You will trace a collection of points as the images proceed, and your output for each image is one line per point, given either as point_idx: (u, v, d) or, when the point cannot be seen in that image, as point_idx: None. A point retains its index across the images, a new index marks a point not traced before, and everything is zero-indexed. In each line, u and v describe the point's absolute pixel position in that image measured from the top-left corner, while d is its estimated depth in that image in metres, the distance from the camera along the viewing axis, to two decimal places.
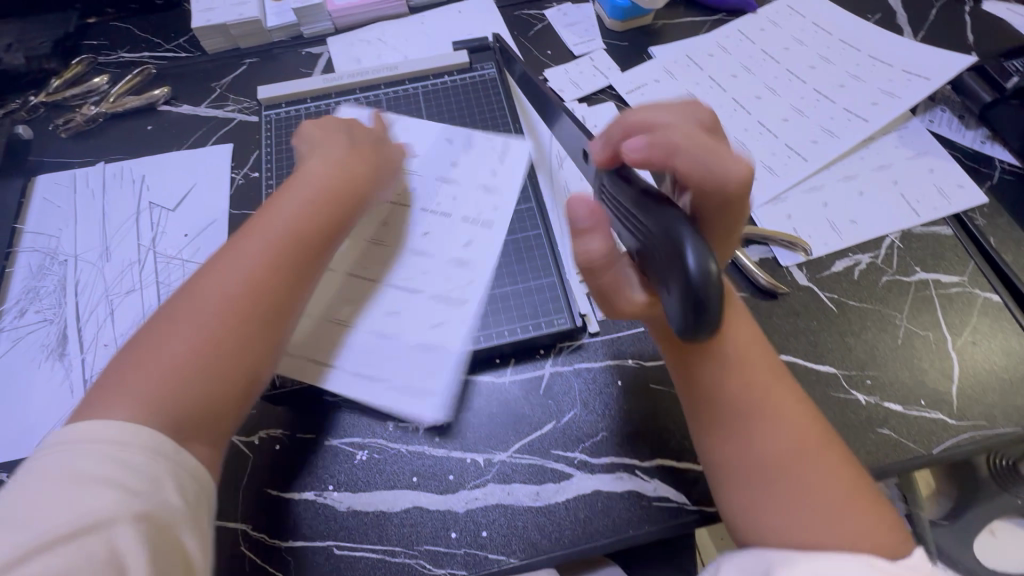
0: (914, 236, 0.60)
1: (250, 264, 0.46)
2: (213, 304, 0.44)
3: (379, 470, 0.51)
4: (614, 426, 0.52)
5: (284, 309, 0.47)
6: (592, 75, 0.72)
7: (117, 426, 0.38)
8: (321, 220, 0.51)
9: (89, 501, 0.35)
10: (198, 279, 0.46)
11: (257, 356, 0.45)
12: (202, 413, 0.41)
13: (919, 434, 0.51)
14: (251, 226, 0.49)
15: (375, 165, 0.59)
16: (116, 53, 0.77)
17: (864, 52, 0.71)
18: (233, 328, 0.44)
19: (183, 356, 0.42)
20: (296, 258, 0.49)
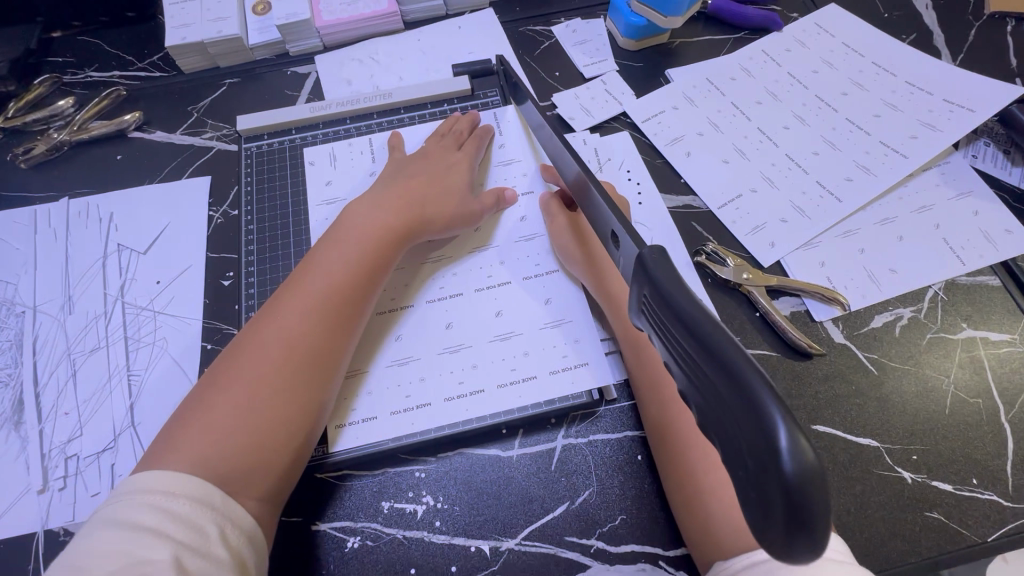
0: (959, 287, 0.55)
1: (295, 314, 0.47)
2: (262, 356, 0.45)
3: (374, 559, 0.46)
4: (635, 509, 0.47)
5: (328, 358, 0.46)
6: (604, 101, 0.66)
7: (169, 479, 0.38)
8: (366, 265, 0.50)
9: (144, 551, 0.35)
10: (249, 332, 0.47)
11: (305, 404, 0.45)
12: (248, 469, 0.41)
13: (972, 518, 0.46)
14: (297, 276, 0.49)
15: (433, 186, 0.56)
16: (82, 72, 0.71)
17: (900, 78, 0.65)
18: (277, 381, 0.44)
19: (228, 416, 0.42)
20: (341, 308, 0.48)
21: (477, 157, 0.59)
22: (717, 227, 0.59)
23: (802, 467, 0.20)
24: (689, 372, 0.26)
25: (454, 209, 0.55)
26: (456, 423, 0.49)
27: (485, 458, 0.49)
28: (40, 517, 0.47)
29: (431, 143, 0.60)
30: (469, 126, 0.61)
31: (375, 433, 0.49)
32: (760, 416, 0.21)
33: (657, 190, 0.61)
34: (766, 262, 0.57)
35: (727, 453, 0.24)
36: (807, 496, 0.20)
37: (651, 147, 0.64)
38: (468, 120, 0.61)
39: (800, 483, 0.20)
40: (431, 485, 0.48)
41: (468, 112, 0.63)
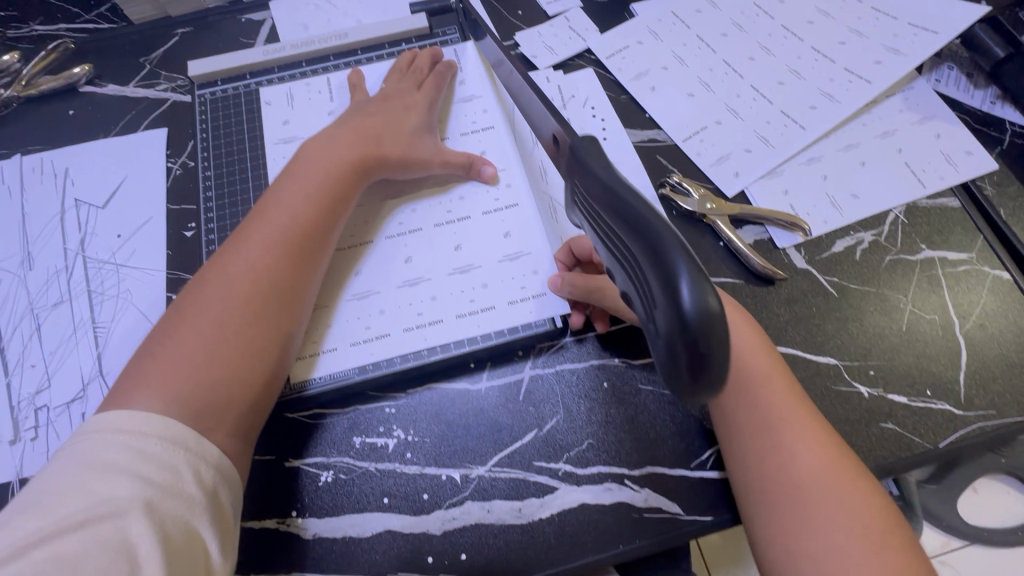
0: (919, 210, 0.56)
1: (256, 254, 0.46)
2: (225, 291, 0.45)
3: (347, 491, 0.47)
4: (601, 432, 0.48)
5: (293, 295, 0.47)
6: (568, 38, 0.65)
7: (139, 418, 0.38)
8: (325, 204, 0.50)
9: (109, 490, 0.35)
10: (211, 273, 0.46)
11: (273, 339, 0.45)
12: (219, 406, 0.41)
13: (925, 427, 0.48)
14: (255, 216, 0.49)
15: (391, 125, 0.54)
16: (27, 26, 0.68)
17: (866, 4, 0.64)
18: (243, 314, 0.44)
19: (195, 349, 0.42)
20: (303, 244, 0.48)
21: (435, 97, 0.58)
22: (682, 160, 0.59)
23: (703, 307, 0.24)
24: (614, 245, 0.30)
25: (411, 149, 0.54)
26: (423, 358, 0.50)
27: (453, 391, 0.50)
28: (14, 467, 0.47)
29: (391, 83, 0.58)
30: (430, 63, 0.60)
31: (343, 371, 0.49)
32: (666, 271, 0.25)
33: (622, 125, 0.60)
34: (730, 193, 0.57)
35: (645, 312, 0.29)
36: (709, 332, 0.24)
37: (616, 83, 0.63)
38: (429, 57, 0.60)
39: (700, 321, 0.24)
40: (402, 419, 0.49)
41: (431, 47, 0.62)
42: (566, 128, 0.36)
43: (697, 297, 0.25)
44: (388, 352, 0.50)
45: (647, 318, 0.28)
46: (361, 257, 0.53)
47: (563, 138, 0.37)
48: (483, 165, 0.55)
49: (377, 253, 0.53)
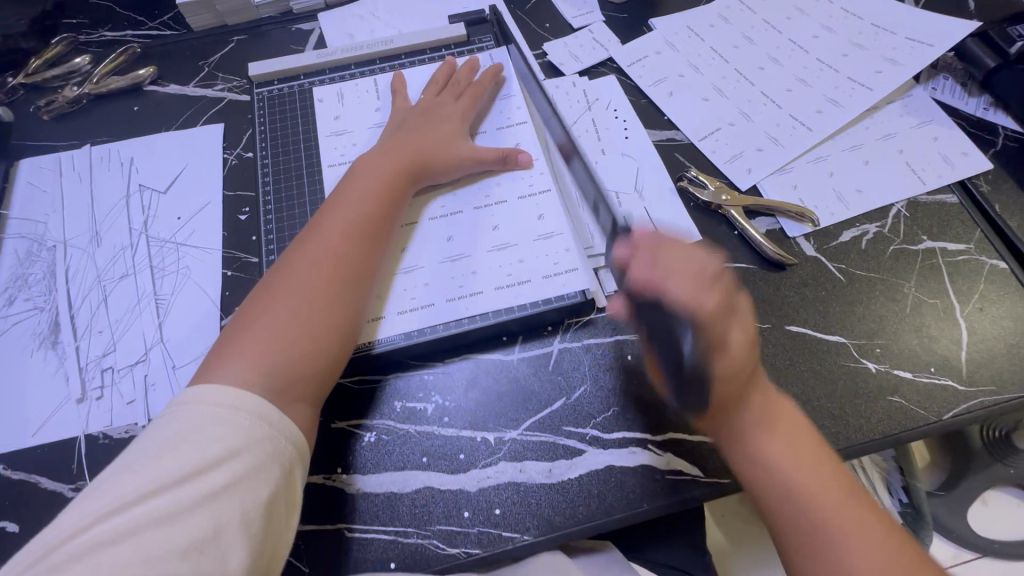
0: (920, 204, 0.60)
1: (328, 247, 0.50)
2: (302, 279, 0.48)
3: (389, 451, 0.50)
4: (626, 401, 0.52)
5: (361, 284, 0.50)
6: (592, 48, 0.71)
7: (228, 393, 0.42)
8: (384, 205, 0.54)
9: (199, 455, 0.38)
10: (284, 264, 0.50)
11: (345, 323, 0.49)
12: (299, 384, 0.45)
13: (930, 401, 0.51)
14: (321, 214, 0.53)
15: (432, 135, 0.59)
16: (96, 32, 0.74)
17: (866, 20, 0.70)
18: (321, 297, 0.48)
19: (280, 326, 0.46)
20: (368, 240, 0.52)
21: (469, 107, 0.62)
22: (697, 157, 0.63)
23: None
24: None
25: (450, 152, 0.59)
26: (464, 326, 0.53)
27: (489, 361, 0.54)
28: (81, 423, 0.51)
29: (429, 96, 0.63)
30: (468, 75, 0.65)
31: (390, 336, 0.53)
32: None
33: (642, 126, 0.65)
34: (743, 187, 0.61)
35: None
36: None
37: (636, 88, 0.68)
38: (468, 69, 0.65)
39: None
40: (440, 386, 0.53)
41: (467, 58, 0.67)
42: None
43: None
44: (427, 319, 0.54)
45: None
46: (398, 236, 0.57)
47: None
48: (518, 155, 0.60)
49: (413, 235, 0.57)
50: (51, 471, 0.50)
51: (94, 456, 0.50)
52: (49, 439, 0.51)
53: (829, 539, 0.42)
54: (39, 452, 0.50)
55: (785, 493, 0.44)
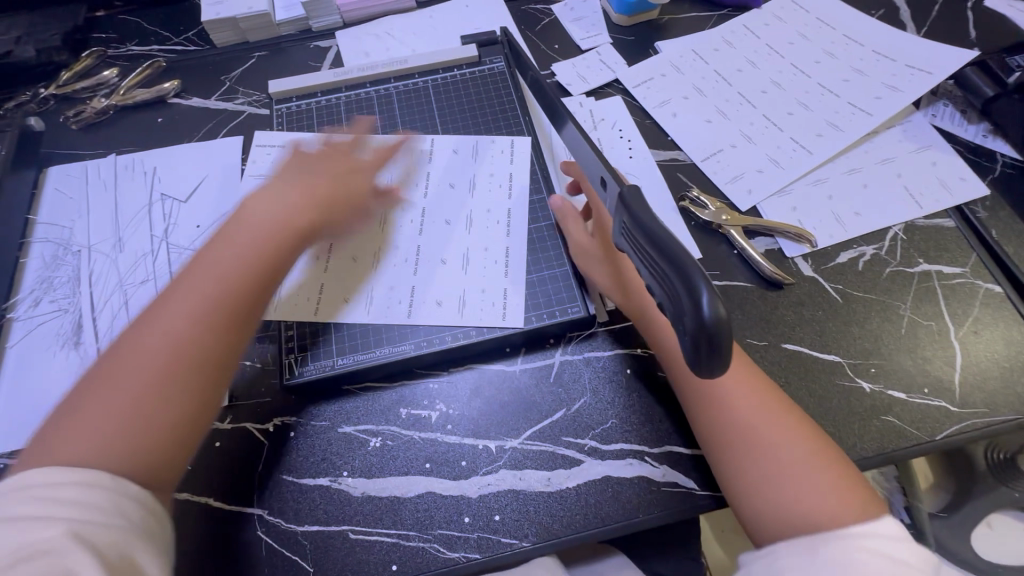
0: (917, 228, 0.61)
1: (187, 311, 0.44)
2: (161, 347, 0.43)
3: (393, 456, 0.52)
4: (625, 414, 0.53)
5: (223, 358, 0.45)
6: (599, 69, 0.73)
7: (62, 469, 0.37)
8: (241, 263, 0.48)
9: (36, 533, 0.33)
10: (146, 324, 0.44)
11: (203, 402, 0.43)
12: (154, 467, 0.40)
13: (923, 421, 0.52)
14: (193, 267, 0.47)
15: (287, 188, 0.55)
16: (125, 46, 0.78)
17: (867, 47, 0.72)
18: (187, 377, 0.42)
19: (114, 411, 0.40)
20: (238, 306, 0.46)
21: (438, 181, 0.59)
22: (699, 178, 0.65)
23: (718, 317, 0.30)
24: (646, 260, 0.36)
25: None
26: (471, 337, 0.55)
27: (493, 372, 0.55)
28: None
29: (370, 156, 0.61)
30: (399, 134, 0.63)
31: (399, 346, 0.55)
32: (691, 284, 0.31)
33: (646, 146, 0.67)
34: (744, 207, 0.63)
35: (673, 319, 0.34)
36: (721, 332, 0.30)
37: (641, 109, 0.70)
38: (397, 128, 0.64)
39: (713, 324, 0.30)
40: (445, 395, 0.54)
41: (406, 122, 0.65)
42: (613, 172, 0.43)
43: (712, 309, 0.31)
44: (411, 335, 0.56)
45: (677, 320, 0.33)
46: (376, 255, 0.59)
47: (611, 179, 0.44)
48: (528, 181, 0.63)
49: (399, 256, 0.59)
50: None
51: None
52: None
53: (757, 454, 0.46)
54: None
55: (734, 412, 0.48)
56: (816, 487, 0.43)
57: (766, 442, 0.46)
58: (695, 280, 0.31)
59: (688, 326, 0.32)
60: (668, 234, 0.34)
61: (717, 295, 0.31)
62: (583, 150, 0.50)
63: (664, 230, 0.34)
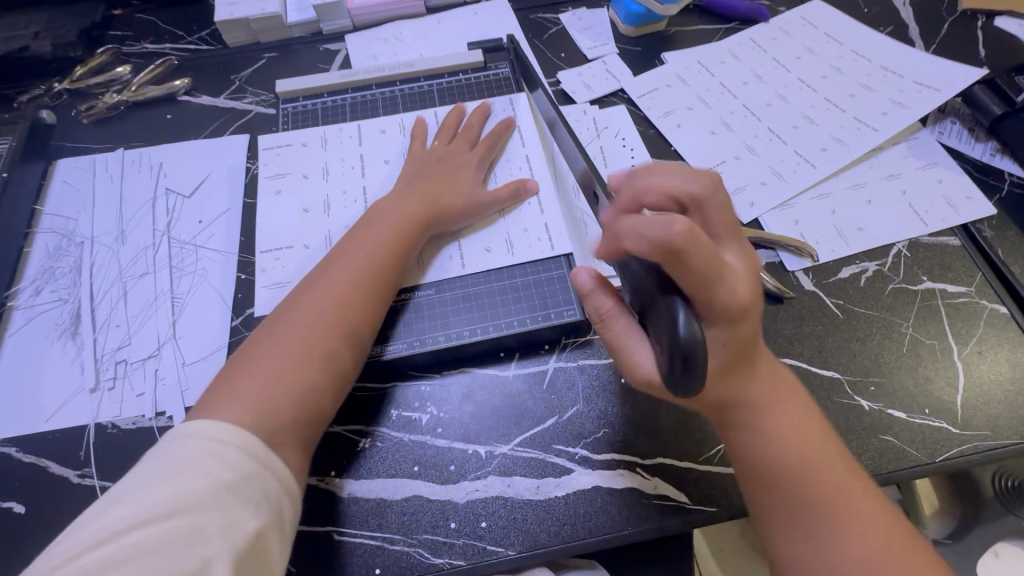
0: (921, 245, 0.60)
1: (335, 297, 0.50)
2: (310, 326, 0.48)
3: (381, 458, 0.51)
4: (616, 424, 0.52)
5: (367, 335, 0.50)
6: (604, 79, 0.73)
7: (220, 426, 0.41)
8: (395, 251, 0.54)
9: (186, 487, 0.36)
10: (291, 307, 0.50)
11: (348, 369, 0.48)
12: (295, 426, 0.45)
13: (923, 442, 0.51)
14: (338, 259, 0.53)
15: (445, 183, 0.60)
16: (139, 44, 0.79)
17: (875, 63, 0.72)
18: (312, 344, 0.48)
19: (277, 376, 0.46)
20: (380, 290, 0.52)
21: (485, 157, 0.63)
22: None
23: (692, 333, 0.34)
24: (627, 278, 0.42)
25: (461, 203, 0.59)
26: (465, 339, 0.55)
27: (485, 376, 0.55)
28: (92, 411, 0.54)
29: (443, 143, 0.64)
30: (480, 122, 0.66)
31: (395, 345, 0.55)
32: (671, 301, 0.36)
33: (648, 155, 0.67)
34: (745, 219, 0.62)
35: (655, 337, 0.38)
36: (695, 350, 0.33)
37: (645, 119, 0.70)
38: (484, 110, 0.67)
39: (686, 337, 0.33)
40: (435, 397, 0.54)
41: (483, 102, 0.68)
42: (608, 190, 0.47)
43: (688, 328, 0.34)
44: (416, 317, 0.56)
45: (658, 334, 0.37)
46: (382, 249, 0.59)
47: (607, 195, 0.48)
48: (527, 184, 0.62)
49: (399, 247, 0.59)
50: (61, 457, 0.52)
51: (102, 444, 0.52)
52: (61, 426, 0.53)
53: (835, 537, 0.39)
54: (51, 437, 0.53)
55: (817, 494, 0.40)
56: None
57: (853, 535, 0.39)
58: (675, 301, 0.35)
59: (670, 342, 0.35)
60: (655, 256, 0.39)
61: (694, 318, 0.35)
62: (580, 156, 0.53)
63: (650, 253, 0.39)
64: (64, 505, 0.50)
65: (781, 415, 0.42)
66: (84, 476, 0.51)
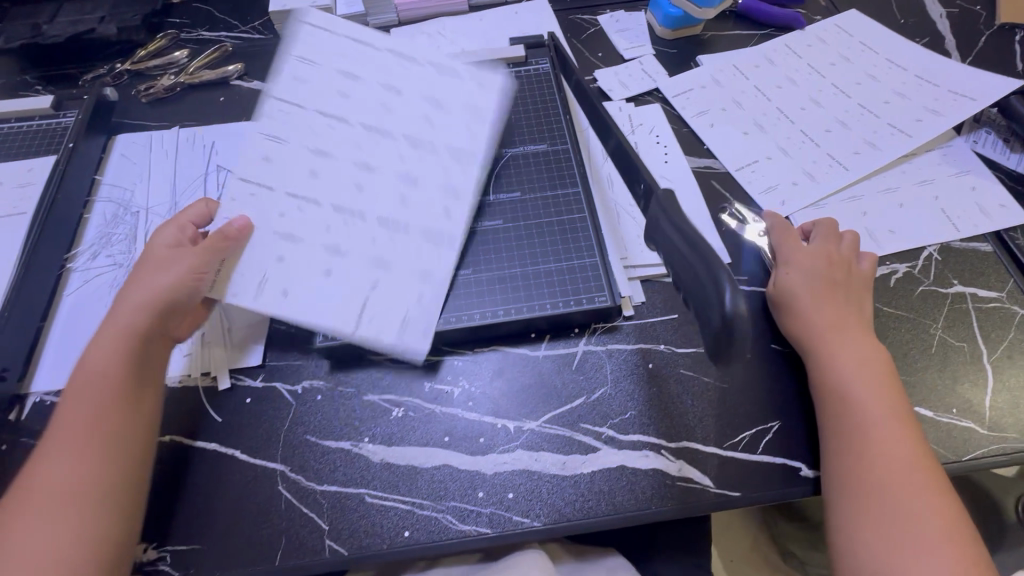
0: (952, 250, 0.61)
1: (75, 444, 0.47)
2: (51, 489, 0.45)
3: (413, 427, 0.53)
4: (643, 407, 0.54)
5: (120, 466, 0.47)
6: (640, 78, 0.75)
7: None
8: (123, 368, 0.50)
9: None
10: (33, 475, 0.46)
11: (112, 507, 0.45)
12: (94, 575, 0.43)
13: (949, 441, 0.51)
14: (64, 413, 0.48)
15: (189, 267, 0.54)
16: (196, 31, 0.83)
17: (910, 72, 0.73)
18: (44, 538, 0.43)
19: (44, 546, 0.43)
20: (115, 420, 0.48)
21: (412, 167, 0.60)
22: (733, 186, 0.66)
23: (736, 311, 0.33)
24: (661, 246, 0.39)
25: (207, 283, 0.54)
26: (499, 318, 0.56)
27: (517, 355, 0.57)
28: None
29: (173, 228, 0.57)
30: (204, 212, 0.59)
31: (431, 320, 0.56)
32: (716, 278, 0.34)
33: (681, 152, 0.69)
34: (777, 217, 0.63)
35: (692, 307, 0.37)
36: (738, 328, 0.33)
37: (679, 118, 0.72)
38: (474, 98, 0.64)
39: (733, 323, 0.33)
40: (467, 372, 0.56)
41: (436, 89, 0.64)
42: (637, 166, 0.45)
43: (733, 305, 0.34)
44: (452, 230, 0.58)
45: (698, 307, 0.36)
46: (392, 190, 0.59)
47: (636, 173, 0.45)
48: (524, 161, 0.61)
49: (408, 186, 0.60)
50: None
51: None
52: None
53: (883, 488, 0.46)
54: None
55: (878, 445, 0.47)
56: (922, 552, 0.43)
57: (896, 495, 0.45)
58: (721, 278, 0.34)
59: (714, 320, 0.34)
60: (694, 231, 0.37)
61: (738, 293, 0.34)
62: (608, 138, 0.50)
63: (686, 225, 0.38)
64: None
65: (870, 366, 0.51)
66: None
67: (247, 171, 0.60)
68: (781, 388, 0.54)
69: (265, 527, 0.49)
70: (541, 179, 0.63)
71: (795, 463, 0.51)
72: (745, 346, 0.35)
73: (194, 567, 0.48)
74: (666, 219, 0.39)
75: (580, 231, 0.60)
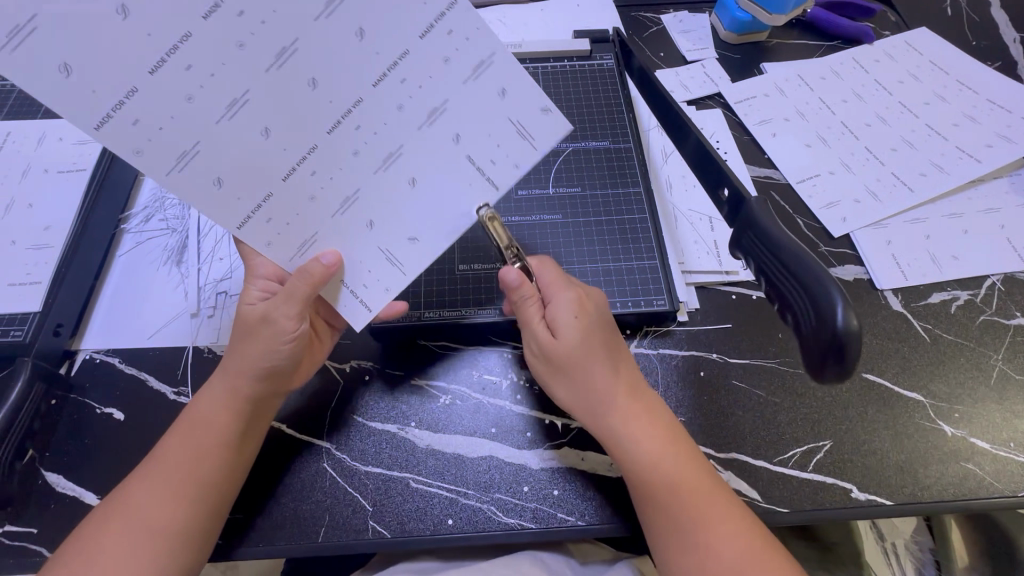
0: (1017, 281, 0.60)
1: (164, 495, 0.43)
2: (131, 531, 0.42)
3: (459, 415, 0.53)
4: (693, 415, 0.53)
5: (199, 530, 0.44)
6: (702, 81, 0.74)
7: None
8: (231, 428, 0.46)
9: None
10: (114, 509, 0.43)
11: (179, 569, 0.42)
12: None
13: (1006, 476, 0.50)
14: (162, 454, 0.45)
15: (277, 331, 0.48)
16: None
17: (981, 96, 0.71)
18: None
19: None
20: (207, 479, 0.44)
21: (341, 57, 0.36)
22: (794, 198, 0.65)
23: (847, 325, 0.31)
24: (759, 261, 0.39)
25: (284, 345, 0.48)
26: None
27: None
28: (191, 335, 0.57)
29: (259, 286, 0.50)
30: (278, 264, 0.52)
31: (488, 311, 0.56)
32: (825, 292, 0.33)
33: (742, 160, 0.68)
34: (837, 233, 0.62)
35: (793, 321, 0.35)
36: (849, 340, 0.31)
37: (741, 126, 0.71)
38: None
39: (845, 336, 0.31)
40: (517, 365, 0.56)
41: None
42: (724, 175, 0.44)
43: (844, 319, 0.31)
44: (504, 50, 0.37)
45: (799, 320, 0.34)
46: (384, 31, 0.35)
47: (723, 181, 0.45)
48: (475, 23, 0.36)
49: (395, 12, 0.35)
50: (160, 372, 0.55)
51: (198, 366, 0.55)
52: (162, 344, 0.56)
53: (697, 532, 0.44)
54: (151, 353, 0.56)
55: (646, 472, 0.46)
56: None
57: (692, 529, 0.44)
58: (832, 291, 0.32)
59: (819, 337, 0.32)
60: (798, 246, 0.36)
61: (851, 311, 0.32)
62: (688, 138, 0.49)
63: (790, 239, 0.37)
64: (157, 417, 0.52)
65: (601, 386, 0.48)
66: (181, 392, 0.53)
67: (237, 178, 0.38)
68: (836, 407, 0.53)
69: (309, 502, 0.49)
70: (601, 177, 0.63)
71: (847, 484, 0.50)
72: (856, 362, 0.32)
73: (238, 537, 0.48)
74: (766, 233, 0.38)
75: (639, 231, 0.59)
